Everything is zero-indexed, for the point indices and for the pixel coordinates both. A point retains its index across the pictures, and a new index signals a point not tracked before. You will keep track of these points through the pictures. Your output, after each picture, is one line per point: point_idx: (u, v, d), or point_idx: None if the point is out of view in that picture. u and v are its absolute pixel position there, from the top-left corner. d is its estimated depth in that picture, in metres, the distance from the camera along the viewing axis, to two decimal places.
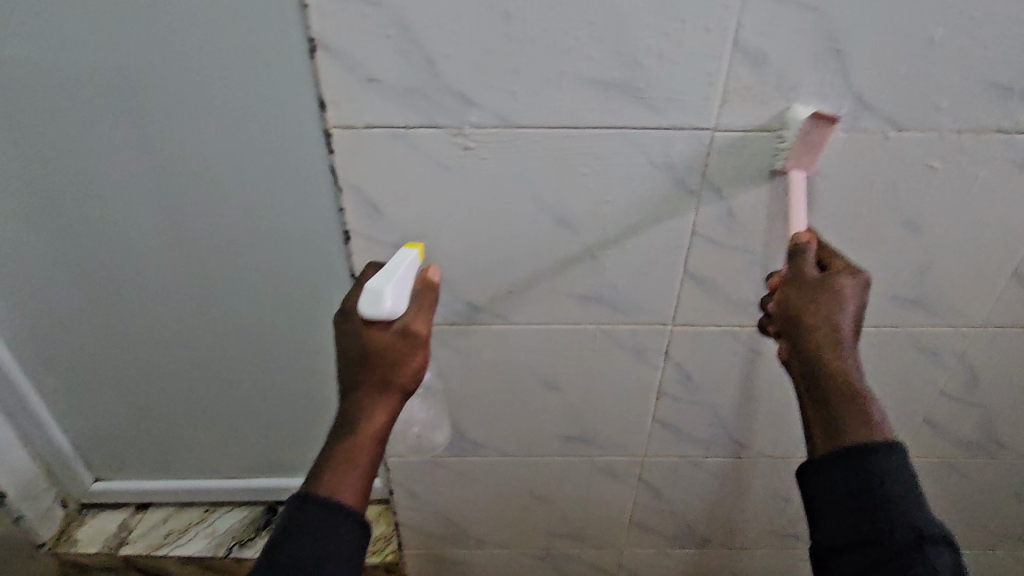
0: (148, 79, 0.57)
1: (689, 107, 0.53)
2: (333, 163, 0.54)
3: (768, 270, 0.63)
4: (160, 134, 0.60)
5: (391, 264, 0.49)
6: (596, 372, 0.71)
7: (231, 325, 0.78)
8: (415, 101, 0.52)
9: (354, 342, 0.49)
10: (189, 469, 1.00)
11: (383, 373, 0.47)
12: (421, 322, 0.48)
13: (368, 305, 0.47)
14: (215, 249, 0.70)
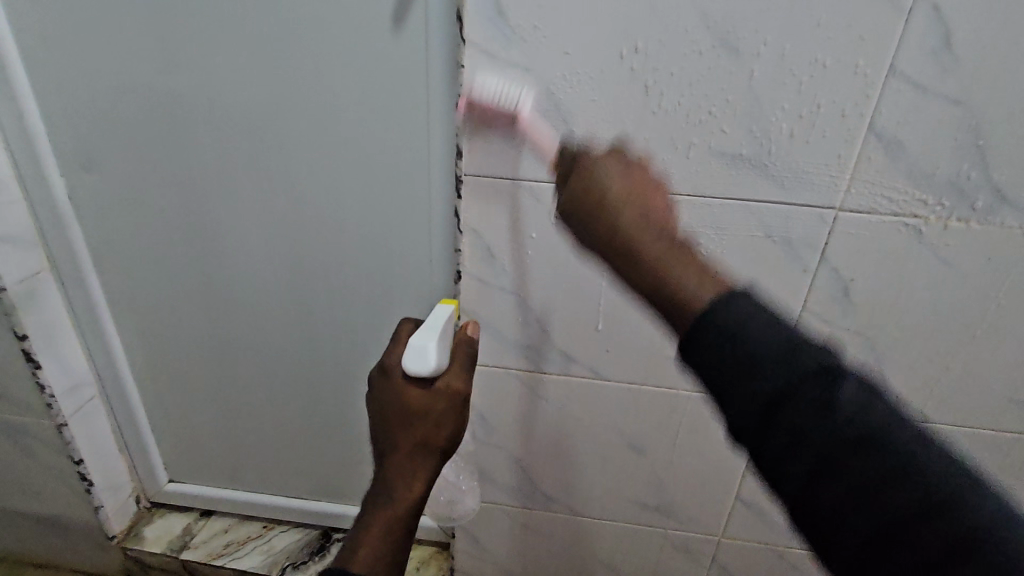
0: (308, 118, 0.63)
1: (816, 185, 0.53)
2: (460, 207, 0.60)
3: (879, 356, 0.60)
4: (308, 166, 0.66)
5: (433, 322, 0.53)
6: (680, 440, 0.70)
7: (328, 354, 0.83)
8: (546, 157, 0.55)
9: (393, 402, 0.50)
10: (255, 481, 1.02)
11: (424, 434, 0.49)
12: (461, 380, 0.51)
13: (415, 360, 0.50)
14: (330, 272, 0.74)
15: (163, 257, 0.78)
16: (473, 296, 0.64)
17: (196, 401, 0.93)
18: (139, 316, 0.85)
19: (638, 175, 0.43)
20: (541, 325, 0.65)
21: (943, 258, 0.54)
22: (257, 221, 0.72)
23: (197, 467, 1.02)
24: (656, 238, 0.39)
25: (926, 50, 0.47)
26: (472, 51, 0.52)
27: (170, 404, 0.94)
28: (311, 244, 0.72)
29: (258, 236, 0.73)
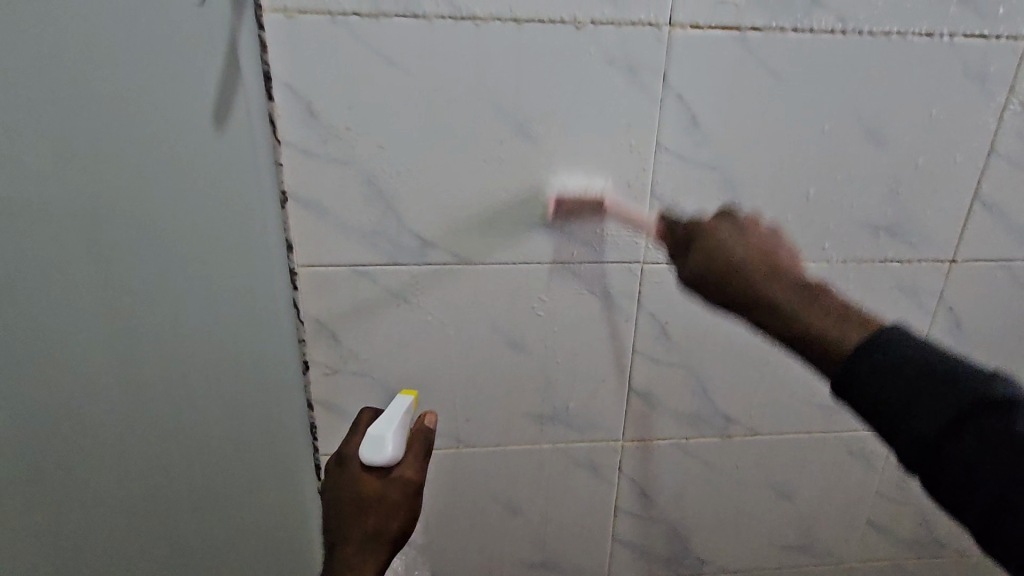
0: (105, 226, 0.55)
1: (621, 243, 0.60)
2: (299, 299, 0.59)
3: (705, 384, 0.68)
4: (117, 280, 0.57)
5: (391, 410, 0.53)
6: (553, 492, 0.72)
7: (219, 528, 0.71)
8: (379, 243, 0.58)
9: (350, 494, 0.48)
10: None
11: (373, 526, 0.46)
12: (419, 469, 0.50)
13: (370, 451, 0.49)
14: (170, 393, 0.63)
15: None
16: (325, 384, 0.63)
17: None
18: None
19: (756, 238, 0.46)
20: None
21: None
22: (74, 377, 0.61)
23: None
24: (790, 284, 0.44)
25: (681, 129, 0.56)
26: (290, 151, 0.54)
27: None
28: (149, 394, 0.63)
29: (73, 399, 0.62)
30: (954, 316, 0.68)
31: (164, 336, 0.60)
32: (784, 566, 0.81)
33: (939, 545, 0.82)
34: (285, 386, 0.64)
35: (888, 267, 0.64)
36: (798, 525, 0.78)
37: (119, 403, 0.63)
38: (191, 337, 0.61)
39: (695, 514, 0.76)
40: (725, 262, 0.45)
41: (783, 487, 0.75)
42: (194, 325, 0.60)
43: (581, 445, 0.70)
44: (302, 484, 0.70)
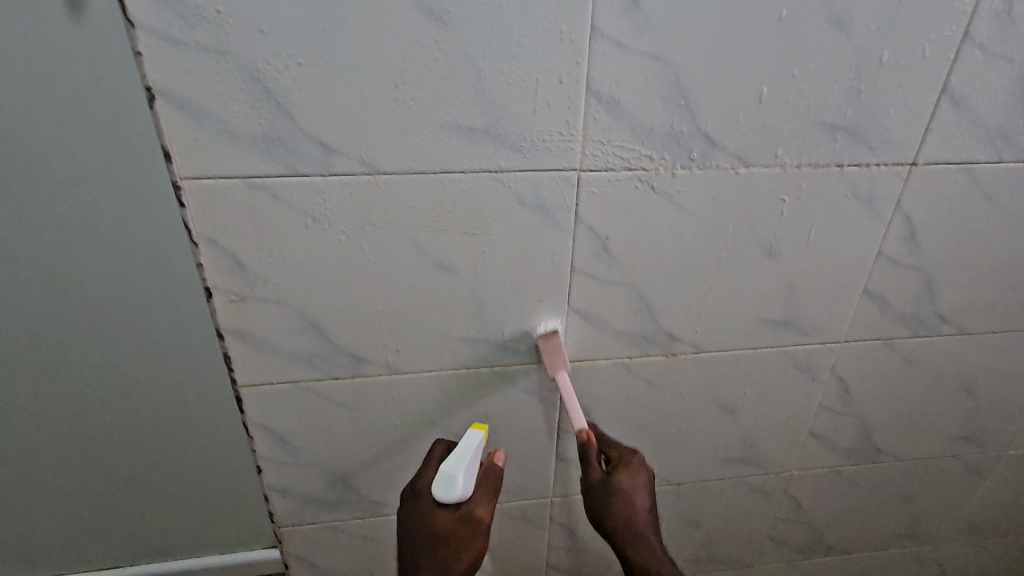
0: (4, 137, 0.54)
1: (554, 149, 0.54)
2: (187, 218, 0.52)
3: (649, 301, 0.65)
4: (25, 192, 0.58)
5: (463, 442, 0.56)
6: (493, 416, 0.70)
7: (146, 397, 0.76)
8: (274, 150, 0.50)
9: (423, 527, 0.56)
10: (73, 549, 0.91)
11: (445, 557, 0.55)
12: (483, 509, 0.55)
13: (443, 488, 0.54)
14: (97, 303, 0.67)
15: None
16: (232, 313, 0.57)
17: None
18: None
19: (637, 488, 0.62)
20: (319, 330, 0.60)
21: (678, 203, 0.59)
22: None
23: (39, 556, 0.91)
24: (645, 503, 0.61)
25: (619, 10, 0.48)
26: (147, 37, 0.44)
27: None
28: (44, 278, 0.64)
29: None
30: (910, 225, 0.64)
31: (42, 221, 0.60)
32: (727, 477, 0.83)
33: (875, 450, 0.84)
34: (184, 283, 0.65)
35: (843, 172, 0.59)
36: (741, 438, 0.79)
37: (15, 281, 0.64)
38: (73, 227, 0.60)
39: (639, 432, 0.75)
40: (628, 502, 0.60)
41: (726, 403, 0.75)
42: (72, 216, 0.60)
43: (521, 368, 0.67)
44: (216, 372, 0.73)
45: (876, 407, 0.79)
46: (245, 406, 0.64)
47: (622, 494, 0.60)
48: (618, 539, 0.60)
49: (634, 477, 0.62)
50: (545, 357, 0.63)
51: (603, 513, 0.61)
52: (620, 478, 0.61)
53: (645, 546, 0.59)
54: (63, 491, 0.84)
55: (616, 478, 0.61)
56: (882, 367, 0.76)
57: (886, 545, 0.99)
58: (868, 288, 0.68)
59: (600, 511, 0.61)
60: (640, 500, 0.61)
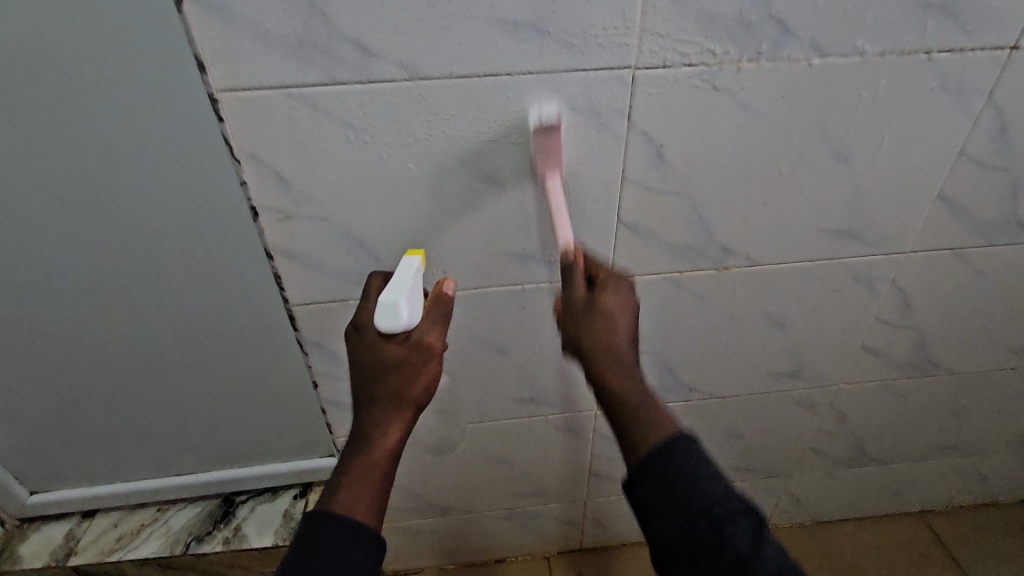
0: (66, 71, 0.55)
1: (608, 44, 0.49)
2: (227, 133, 0.50)
3: (702, 213, 0.61)
4: (88, 134, 0.59)
5: (399, 273, 0.51)
6: (539, 332, 0.70)
7: (199, 315, 0.79)
8: (310, 56, 0.47)
9: (370, 359, 0.49)
10: (152, 465, 1.00)
11: (396, 385, 0.48)
12: (436, 335, 0.50)
13: (385, 317, 0.48)
14: (158, 239, 0.69)
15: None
16: (279, 232, 0.57)
17: (84, 406, 0.89)
18: None
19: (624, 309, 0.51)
20: (365, 248, 0.59)
21: (742, 102, 0.54)
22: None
23: (117, 464, 0.99)
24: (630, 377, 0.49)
25: None
26: None
27: (60, 422, 0.90)
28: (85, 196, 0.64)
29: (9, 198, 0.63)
30: (1001, 119, 0.58)
31: (76, 134, 0.59)
32: (771, 391, 0.82)
33: (930, 363, 0.82)
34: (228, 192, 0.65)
35: (932, 59, 0.53)
36: (790, 352, 0.77)
37: (56, 202, 0.64)
38: (109, 140, 0.60)
39: (685, 347, 0.75)
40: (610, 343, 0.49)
41: (776, 317, 0.73)
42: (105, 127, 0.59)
43: None
44: (264, 285, 0.76)
45: (936, 319, 0.76)
46: (297, 324, 0.65)
47: (606, 316, 0.50)
48: (600, 386, 0.50)
49: (619, 297, 0.51)
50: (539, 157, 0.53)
51: (572, 328, 0.51)
52: (610, 299, 0.51)
53: (619, 373, 0.49)
54: (142, 416, 0.91)
55: (604, 302, 0.51)
56: (948, 278, 0.72)
57: (928, 456, 0.99)
58: (943, 192, 0.63)
59: (576, 328, 0.50)
60: (622, 330, 0.50)
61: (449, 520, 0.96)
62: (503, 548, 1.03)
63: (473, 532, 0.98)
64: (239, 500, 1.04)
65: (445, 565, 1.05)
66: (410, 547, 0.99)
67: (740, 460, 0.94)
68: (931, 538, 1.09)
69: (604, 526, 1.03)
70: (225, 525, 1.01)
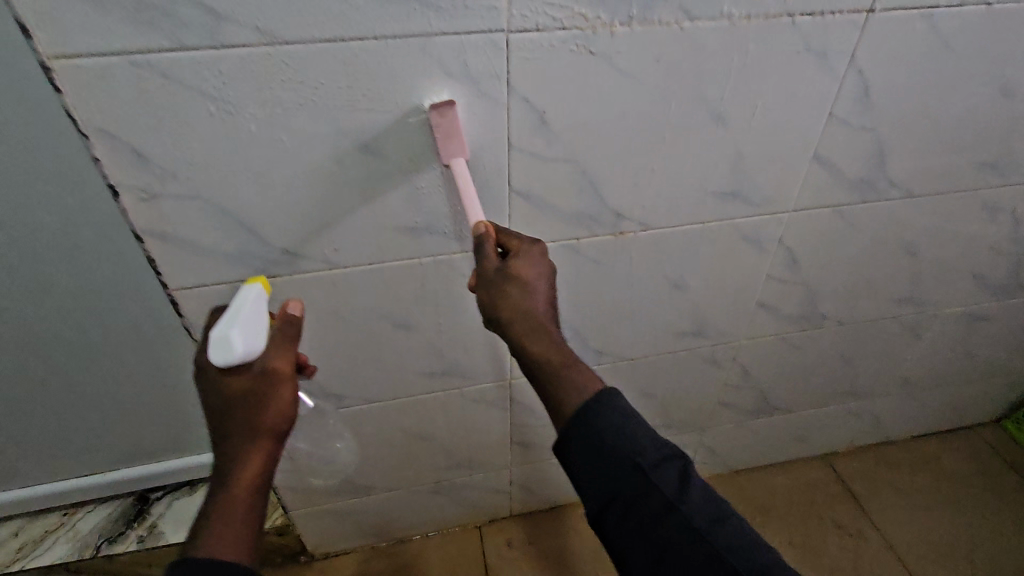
0: None
1: (477, 7, 0.48)
2: (68, 106, 0.46)
3: (593, 179, 0.62)
4: None
5: (235, 308, 0.51)
6: (443, 305, 0.70)
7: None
8: (150, 20, 0.44)
9: (215, 396, 0.48)
10: (50, 465, 0.94)
11: (247, 417, 0.47)
12: (282, 359, 0.50)
13: (219, 352, 0.47)
14: (20, 217, 0.66)
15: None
16: (145, 213, 0.53)
17: None
18: None
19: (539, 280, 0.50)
20: (246, 227, 0.57)
21: (618, 66, 0.54)
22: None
23: (10, 467, 0.93)
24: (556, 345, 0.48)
25: None
26: None
27: None
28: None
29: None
30: (863, 81, 0.61)
31: None
32: (677, 350, 0.86)
33: (819, 316, 0.87)
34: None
35: (795, 22, 0.55)
36: (691, 312, 0.81)
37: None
38: None
39: (591, 312, 0.76)
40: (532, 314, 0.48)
41: (675, 278, 0.75)
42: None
43: (465, 255, 0.65)
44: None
45: (822, 274, 0.81)
46: (183, 310, 0.62)
47: (519, 279, 0.49)
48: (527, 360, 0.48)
49: (533, 264, 0.50)
50: (438, 132, 0.52)
51: (489, 300, 0.49)
52: (523, 268, 0.50)
53: (546, 336, 0.48)
54: (30, 410, 0.86)
55: (510, 268, 0.49)
56: (829, 235, 0.76)
57: (827, 402, 1.06)
58: (818, 152, 0.66)
59: (492, 299, 0.48)
60: (538, 291, 0.49)
61: (375, 499, 0.95)
62: (434, 521, 1.04)
63: (402, 509, 0.99)
64: (154, 497, 1.00)
65: (377, 543, 1.05)
66: (338, 529, 0.99)
67: (656, 418, 0.98)
68: (835, 477, 1.18)
69: (532, 492, 1.06)
70: (139, 523, 0.96)
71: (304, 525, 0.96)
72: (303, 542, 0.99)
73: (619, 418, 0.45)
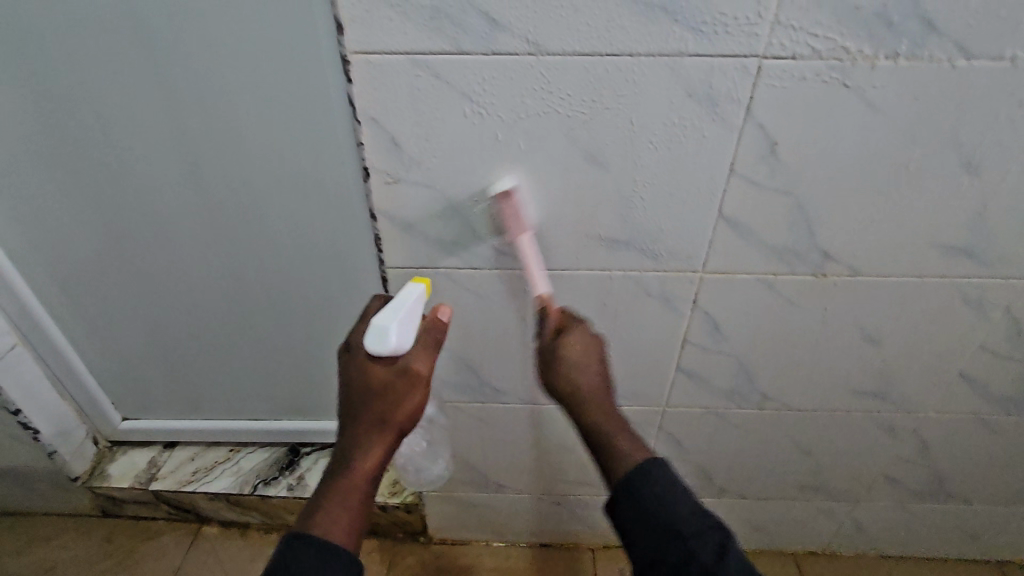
0: (196, 33, 0.60)
1: (738, 30, 0.48)
2: (353, 94, 0.53)
3: (808, 215, 0.59)
4: (209, 93, 0.64)
5: (398, 299, 0.56)
6: (620, 321, 0.70)
7: (290, 272, 0.83)
8: (439, 25, 0.49)
9: (358, 379, 0.54)
10: (224, 409, 1.06)
11: (383, 410, 0.53)
12: (422, 362, 0.54)
13: (375, 340, 0.53)
14: (256, 196, 0.74)
15: (67, 186, 0.74)
16: (386, 195, 0.59)
17: (171, 346, 0.95)
18: (69, 254, 0.82)
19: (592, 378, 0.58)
20: (464, 219, 0.61)
21: (869, 100, 0.51)
22: (136, 118, 0.67)
23: (198, 404, 1.06)
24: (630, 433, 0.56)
25: None
26: None
27: (150, 357, 0.98)
28: (208, 146, 0.69)
29: (143, 140, 0.69)
30: None
31: (192, 92, 0.64)
32: (851, 410, 0.79)
33: None
34: (335, 156, 0.68)
35: None
36: (878, 371, 0.74)
37: (182, 147, 0.69)
38: (226, 98, 0.65)
39: (768, 353, 0.73)
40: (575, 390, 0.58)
41: (869, 332, 0.70)
42: (235, 82, 0.63)
43: (655, 275, 0.65)
44: (355, 250, 0.78)
45: None
46: (389, 287, 0.68)
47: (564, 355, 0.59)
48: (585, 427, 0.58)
49: (581, 342, 0.60)
50: (506, 217, 0.59)
51: (546, 372, 0.60)
52: (570, 343, 0.59)
53: (595, 407, 0.57)
54: (220, 360, 0.97)
55: (564, 342, 0.59)
56: None
57: (1015, 501, 0.92)
58: None
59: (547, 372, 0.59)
60: (590, 370, 0.58)
61: (502, 497, 0.97)
62: (550, 532, 1.04)
63: (522, 513, 1.00)
64: (303, 451, 1.09)
65: (492, 541, 1.07)
66: (460, 518, 1.02)
67: (808, 477, 0.90)
68: None
69: None
70: (290, 472, 1.06)
71: (432, 508, 1.00)
72: (426, 523, 1.04)
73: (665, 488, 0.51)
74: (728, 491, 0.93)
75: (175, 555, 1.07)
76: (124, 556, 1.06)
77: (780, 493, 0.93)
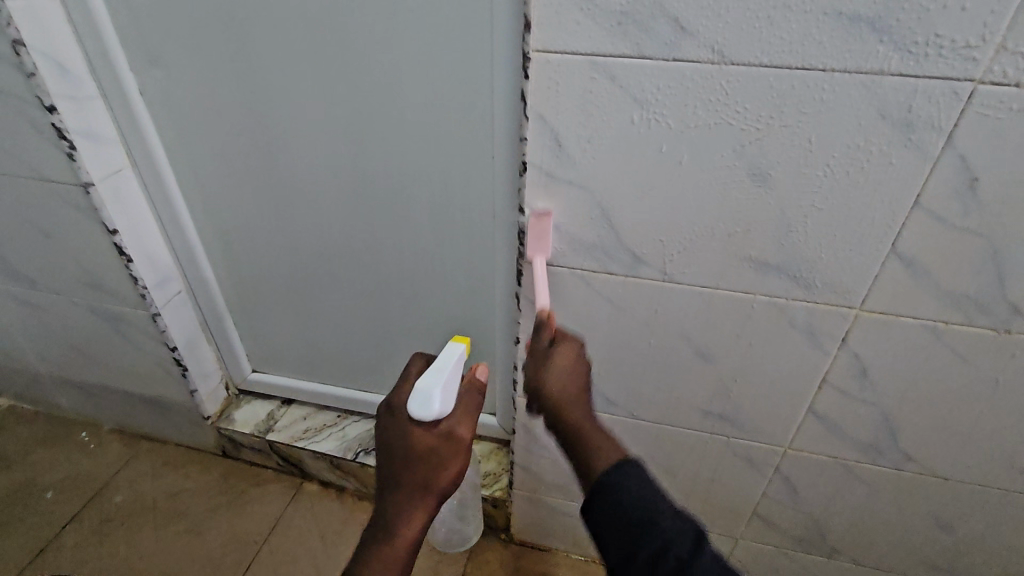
0: (384, 26, 0.65)
1: (954, 52, 0.44)
2: (527, 90, 0.54)
3: (1000, 262, 0.53)
4: (385, 82, 0.69)
5: (441, 359, 0.56)
6: (755, 349, 0.66)
7: (422, 257, 0.87)
8: (625, 28, 0.49)
9: (400, 440, 0.53)
10: (339, 376, 1.14)
11: (425, 476, 0.52)
12: (464, 428, 0.55)
13: (419, 404, 0.53)
14: (406, 181, 0.78)
15: (248, 156, 0.83)
16: (537, 191, 0.61)
17: (305, 311, 1.03)
18: (237, 216, 0.92)
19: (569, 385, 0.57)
20: (609, 223, 0.61)
21: None
22: (317, 100, 0.74)
23: (318, 368, 1.14)
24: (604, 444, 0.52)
25: None
26: None
27: (284, 319, 1.06)
28: (373, 131, 0.74)
29: (320, 122, 0.76)
30: None
31: (370, 79, 0.70)
32: (1010, 489, 0.70)
33: None
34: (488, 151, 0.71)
35: None
36: None
37: (350, 130, 0.75)
38: (399, 87, 0.69)
39: (918, 409, 0.66)
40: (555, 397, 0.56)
41: None
42: (410, 74, 0.68)
43: (805, 305, 0.61)
44: (488, 243, 0.81)
45: None
46: (522, 281, 0.69)
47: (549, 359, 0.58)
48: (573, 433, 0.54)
49: (573, 355, 0.60)
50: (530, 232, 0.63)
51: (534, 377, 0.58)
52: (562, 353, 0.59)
53: (578, 411, 0.55)
54: (344, 330, 1.04)
55: (557, 353, 0.59)
56: None
57: None
58: None
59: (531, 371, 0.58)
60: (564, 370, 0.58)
61: None
62: None
63: None
64: None
65: (571, 552, 1.06)
66: (543, 523, 1.02)
67: (941, 556, 0.80)
68: None
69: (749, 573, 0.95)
70: None
71: (519, 507, 1.00)
72: (509, 521, 1.04)
73: (637, 483, 0.48)
74: (841, 552, 0.85)
75: (277, 503, 1.15)
76: (237, 495, 1.17)
77: (903, 567, 0.84)
